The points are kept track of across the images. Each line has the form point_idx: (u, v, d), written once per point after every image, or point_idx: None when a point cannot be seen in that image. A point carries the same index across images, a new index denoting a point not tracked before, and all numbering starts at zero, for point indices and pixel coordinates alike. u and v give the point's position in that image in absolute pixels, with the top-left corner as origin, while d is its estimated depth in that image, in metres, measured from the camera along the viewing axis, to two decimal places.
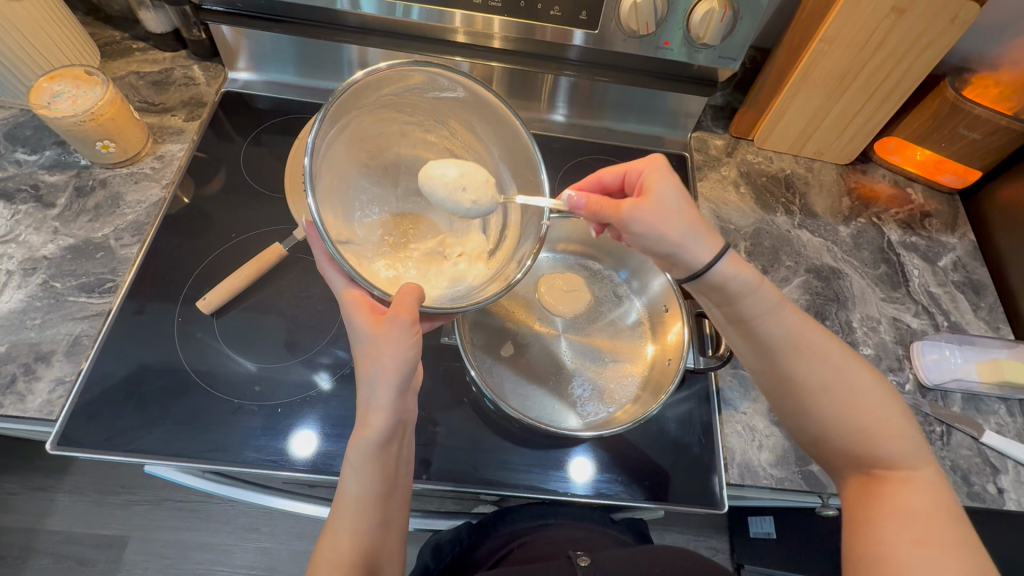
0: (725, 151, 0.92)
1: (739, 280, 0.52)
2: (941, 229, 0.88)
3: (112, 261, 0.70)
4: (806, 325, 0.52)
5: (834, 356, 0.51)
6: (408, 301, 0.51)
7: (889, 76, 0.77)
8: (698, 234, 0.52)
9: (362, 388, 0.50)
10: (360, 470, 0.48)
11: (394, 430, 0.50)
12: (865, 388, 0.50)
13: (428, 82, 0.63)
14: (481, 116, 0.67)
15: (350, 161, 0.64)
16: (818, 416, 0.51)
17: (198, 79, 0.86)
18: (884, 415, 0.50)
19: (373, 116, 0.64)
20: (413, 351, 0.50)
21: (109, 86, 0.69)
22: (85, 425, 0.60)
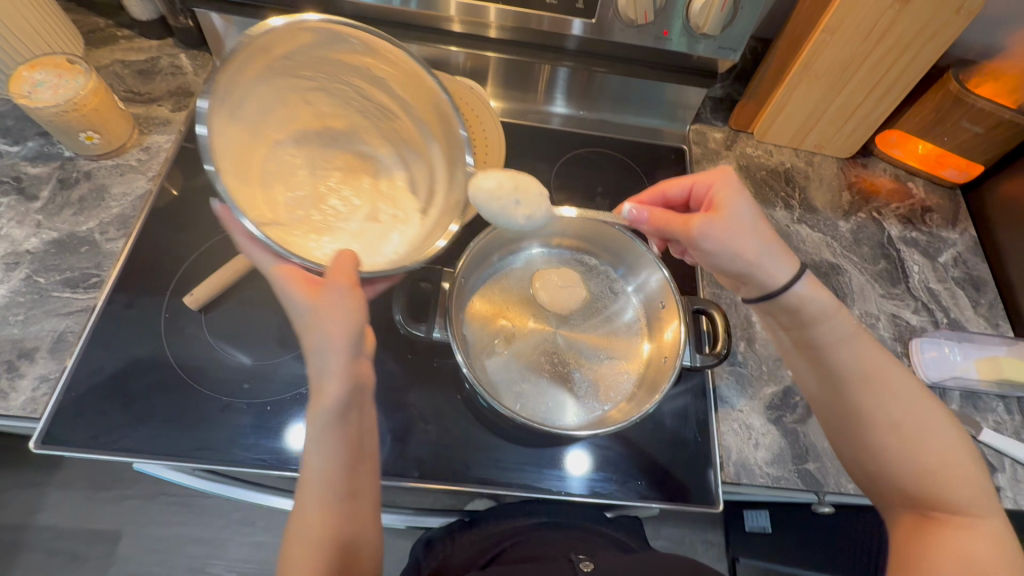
0: (724, 144, 0.91)
1: (818, 308, 0.54)
2: (942, 224, 0.87)
3: (97, 256, 0.68)
4: (884, 362, 0.53)
5: (906, 395, 0.52)
6: (345, 267, 0.50)
7: (893, 67, 0.75)
8: (771, 248, 0.54)
9: (311, 359, 0.49)
10: (323, 442, 0.47)
11: (353, 398, 0.48)
12: (932, 429, 0.51)
13: (324, 34, 0.60)
14: (394, 68, 0.65)
15: (256, 131, 0.61)
16: (883, 452, 0.51)
17: (185, 69, 0.83)
18: (950, 459, 0.50)
19: (268, 83, 0.61)
20: (356, 315, 0.48)
21: (91, 75, 0.67)
22: (70, 423, 0.59)
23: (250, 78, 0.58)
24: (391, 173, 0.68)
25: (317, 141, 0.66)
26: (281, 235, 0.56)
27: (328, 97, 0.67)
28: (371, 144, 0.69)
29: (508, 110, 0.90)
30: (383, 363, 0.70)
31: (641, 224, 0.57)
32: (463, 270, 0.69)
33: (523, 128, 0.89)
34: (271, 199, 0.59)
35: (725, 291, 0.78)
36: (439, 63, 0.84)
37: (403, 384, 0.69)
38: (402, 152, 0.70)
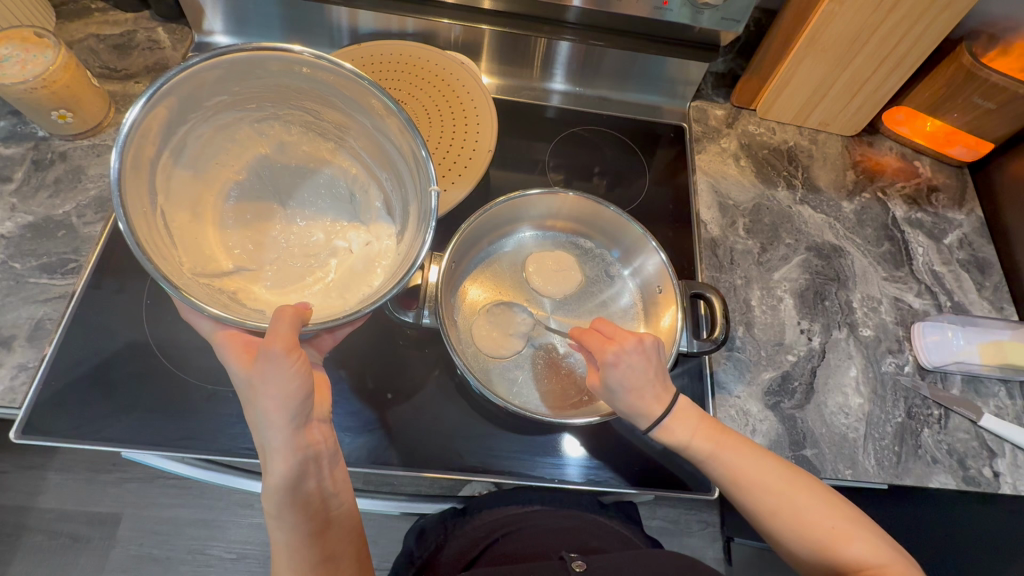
0: (725, 122, 0.88)
1: (678, 433, 0.55)
2: (948, 205, 0.85)
3: (75, 240, 0.66)
4: (742, 457, 0.54)
5: (775, 476, 0.53)
6: (280, 331, 0.45)
7: (903, 39, 0.72)
8: (636, 415, 0.55)
9: (257, 434, 0.47)
10: (280, 516, 0.46)
11: (304, 467, 0.47)
12: (807, 502, 0.51)
13: (241, 71, 0.55)
14: (328, 85, 0.57)
15: (213, 174, 0.62)
16: (786, 541, 0.51)
17: (163, 43, 0.80)
18: (834, 520, 0.50)
19: (211, 126, 0.60)
20: (294, 384, 0.45)
21: (61, 50, 0.64)
22: (50, 412, 0.58)
23: (187, 130, 0.58)
24: (369, 196, 0.66)
25: (292, 168, 0.65)
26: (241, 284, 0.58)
27: (285, 119, 0.64)
28: (343, 164, 0.66)
29: (504, 86, 0.86)
30: (373, 348, 0.68)
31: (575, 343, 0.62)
32: (454, 254, 0.67)
33: (517, 106, 0.86)
34: (242, 244, 0.61)
35: (724, 275, 0.76)
36: (428, 37, 0.80)
37: (394, 370, 0.68)
38: (376, 169, 0.66)
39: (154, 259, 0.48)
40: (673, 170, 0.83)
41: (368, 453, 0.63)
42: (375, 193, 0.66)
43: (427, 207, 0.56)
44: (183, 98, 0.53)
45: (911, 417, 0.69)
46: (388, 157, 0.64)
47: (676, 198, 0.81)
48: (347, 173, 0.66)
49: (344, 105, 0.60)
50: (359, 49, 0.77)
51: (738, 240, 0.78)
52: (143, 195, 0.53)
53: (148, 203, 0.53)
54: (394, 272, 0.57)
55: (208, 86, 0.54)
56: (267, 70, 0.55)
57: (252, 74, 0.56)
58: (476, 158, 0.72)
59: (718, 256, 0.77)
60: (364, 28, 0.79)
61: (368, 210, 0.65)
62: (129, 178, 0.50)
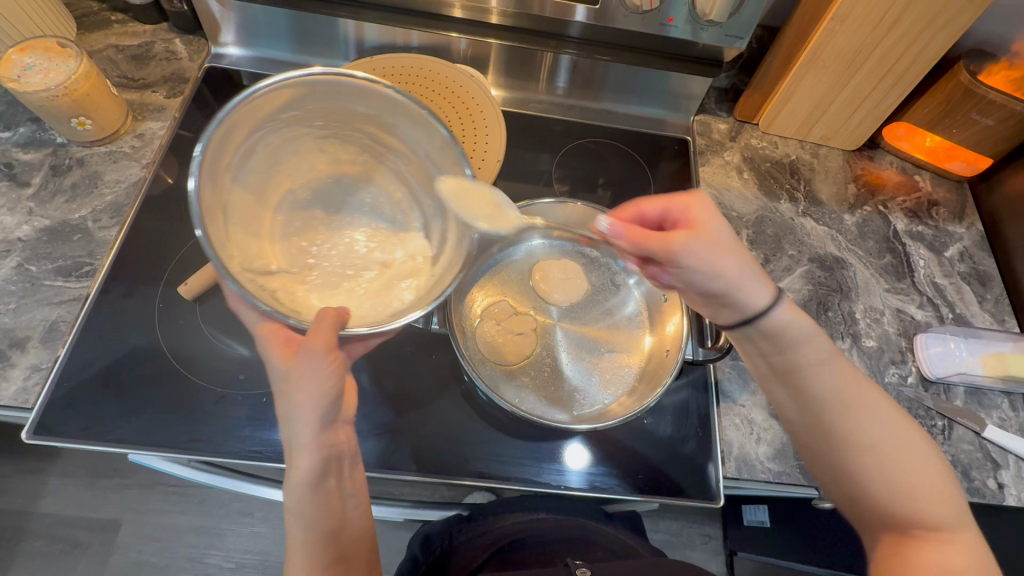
0: (728, 135, 0.89)
1: (792, 334, 0.50)
2: (948, 218, 0.86)
3: (90, 244, 0.67)
4: (857, 378, 0.49)
5: (881, 412, 0.48)
6: (322, 329, 0.47)
7: (902, 57, 0.73)
8: (753, 283, 0.50)
9: (284, 428, 0.48)
10: (300, 513, 0.46)
11: (327, 466, 0.47)
12: (907, 446, 0.47)
13: (324, 91, 0.59)
14: (394, 109, 0.61)
15: (271, 179, 0.63)
16: (862, 476, 0.48)
17: (180, 54, 0.82)
18: (922, 474, 0.47)
19: (279, 137, 0.62)
20: (330, 382, 0.46)
21: (82, 59, 0.66)
22: (63, 413, 0.59)
23: (259, 136, 0.60)
24: (408, 215, 0.66)
25: (340, 184, 0.66)
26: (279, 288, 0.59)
27: (345, 140, 0.66)
28: (389, 181, 0.67)
29: (510, 98, 0.88)
30: (380, 355, 0.69)
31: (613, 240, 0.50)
32: None
33: (524, 118, 0.88)
34: None
35: None
36: (437, 51, 0.82)
37: (401, 375, 0.68)
38: (418, 191, 0.67)
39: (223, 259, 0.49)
40: (676, 182, 0.85)
41: (375, 458, 0.63)
42: (415, 212, 0.67)
43: (470, 232, 0.59)
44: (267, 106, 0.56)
45: None
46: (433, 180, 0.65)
47: None
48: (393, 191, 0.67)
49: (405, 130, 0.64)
50: (372, 62, 0.79)
51: None
52: (216, 185, 0.54)
53: (218, 201, 0.54)
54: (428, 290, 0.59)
55: (290, 97, 0.57)
56: (345, 92, 0.59)
57: (331, 95, 0.59)
58: (484, 168, 0.73)
59: None
60: (370, 40, 0.81)
61: (409, 229, 0.66)
62: (206, 172, 0.51)
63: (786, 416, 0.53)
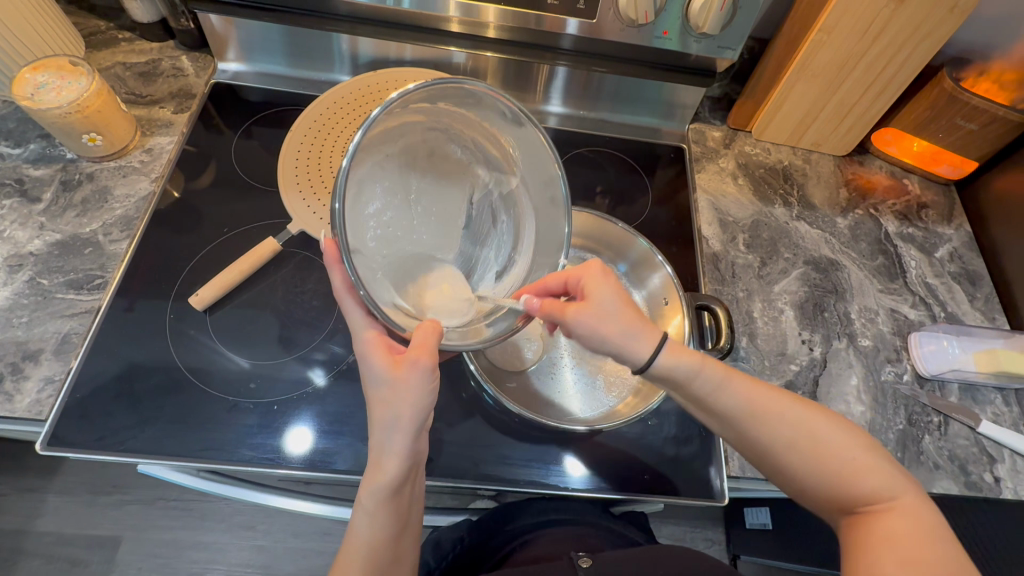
0: (723, 142, 0.92)
1: (677, 365, 0.51)
2: (938, 220, 0.88)
3: (101, 257, 0.68)
4: (751, 386, 0.52)
5: (785, 407, 0.51)
6: (430, 342, 0.48)
7: (888, 66, 0.76)
8: (636, 336, 0.51)
9: (375, 431, 0.49)
10: (374, 515, 0.48)
11: (408, 472, 0.49)
12: (825, 434, 0.50)
13: (467, 96, 0.55)
14: (516, 132, 0.59)
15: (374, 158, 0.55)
16: (797, 472, 0.50)
17: (186, 70, 0.84)
18: (853, 450, 0.49)
19: (397, 121, 0.55)
20: (432, 397, 0.49)
21: (94, 77, 0.68)
22: (77, 424, 0.59)
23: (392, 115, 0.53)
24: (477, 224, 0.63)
25: (418, 168, 0.60)
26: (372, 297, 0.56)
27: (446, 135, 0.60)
28: (465, 180, 0.62)
29: None
30: None
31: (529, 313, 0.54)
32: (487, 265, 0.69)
33: None
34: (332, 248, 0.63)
35: (726, 287, 0.78)
36: (439, 66, 0.84)
37: None
38: (494, 208, 0.63)
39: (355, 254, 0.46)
40: (673, 189, 0.87)
41: None
42: (485, 220, 0.63)
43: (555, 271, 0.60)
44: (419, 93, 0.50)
45: (912, 424, 0.71)
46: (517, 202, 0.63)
47: (678, 216, 0.85)
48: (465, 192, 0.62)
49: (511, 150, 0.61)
50: (375, 76, 0.80)
51: (739, 254, 0.81)
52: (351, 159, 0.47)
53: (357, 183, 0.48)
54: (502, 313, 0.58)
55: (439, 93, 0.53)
56: (480, 101, 0.56)
57: (466, 100, 0.55)
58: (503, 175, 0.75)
59: (720, 270, 0.80)
60: (365, 54, 0.83)
61: (479, 237, 0.63)
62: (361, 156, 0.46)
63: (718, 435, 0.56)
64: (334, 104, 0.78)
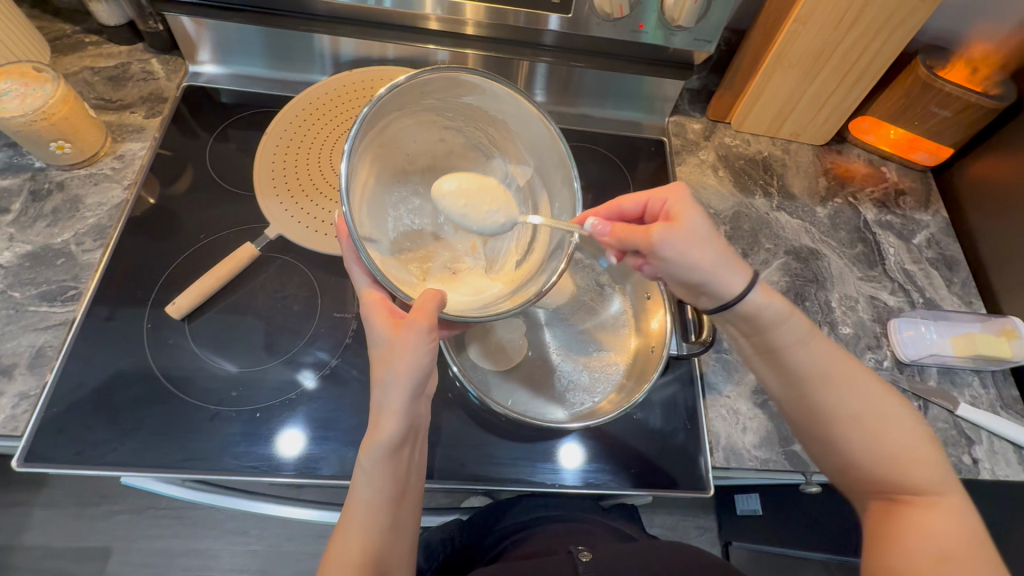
0: (702, 135, 0.92)
1: (761, 312, 0.53)
2: (915, 207, 0.89)
3: (74, 268, 0.67)
4: (836, 355, 0.52)
5: (864, 386, 0.51)
6: (429, 308, 0.50)
7: (862, 55, 0.76)
8: (723, 264, 0.52)
9: (375, 392, 0.49)
10: (373, 474, 0.48)
11: (405, 436, 0.49)
12: (894, 422, 0.50)
13: (471, 91, 0.60)
14: (519, 118, 0.62)
15: (393, 157, 0.64)
16: (853, 446, 0.50)
17: (157, 74, 0.82)
18: (916, 445, 0.50)
19: (413, 120, 0.63)
20: (429, 357, 0.49)
21: (59, 83, 0.66)
22: (54, 439, 0.58)
23: (402, 116, 0.61)
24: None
25: (447, 168, 0.69)
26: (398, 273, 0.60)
27: (464, 132, 0.68)
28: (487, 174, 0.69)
29: None
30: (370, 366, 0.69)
31: (600, 239, 0.53)
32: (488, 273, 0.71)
33: None
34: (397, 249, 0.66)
35: None
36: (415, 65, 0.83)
37: None
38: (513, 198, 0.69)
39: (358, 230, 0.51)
40: (654, 182, 0.87)
41: None
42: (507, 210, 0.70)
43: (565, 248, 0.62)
44: (419, 91, 0.57)
45: None
46: (533, 191, 0.68)
47: None
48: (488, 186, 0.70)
49: (519, 137, 0.65)
50: (348, 76, 0.82)
51: None
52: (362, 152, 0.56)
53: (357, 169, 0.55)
54: (517, 288, 0.62)
55: (440, 87, 0.58)
56: (482, 92, 0.60)
57: (467, 92, 0.60)
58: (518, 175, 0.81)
59: None
60: (346, 55, 0.82)
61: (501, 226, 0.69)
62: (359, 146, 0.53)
63: (772, 396, 0.56)
64: (330, 94, 0.81)
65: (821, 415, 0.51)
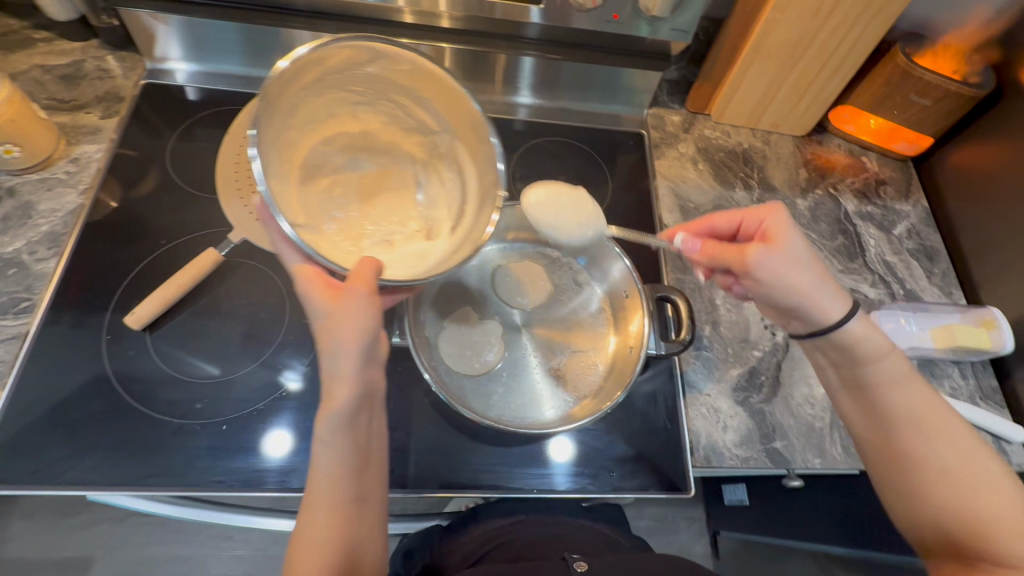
0: (682, 127, 0.90)
1: (862, 347, 0.52)
2: (895, 197, 0.89)
3: (27, 278, 0.64)
4: (933, 404, 0.50)
5: (958, 440, 0.49)
6: (366, 274, 0.48)
7: (841, 43, 0.75)
8: (822, 288, 0.52)
9: (323, 363, 0.48)
10: (330, 447, 0.47)
11: (360, 403, 0.48)
12: (997, 486, 0.47)
13: (373, 54, 0.58)
14: (428, 84, 0.62)
15: (303, 140, 0.61)
16: (932, 496, 0.48)
17: (113, 72, 0.78)
18: (1010, 513, 0.46)
19: (321, 99, 0.62)
20: (373, 323, 0.47)
21: (5, 83, 0.62)
22: (8, 459, 0.56)
23: (303, 93, 0.59)
24: (434, 183, 0.67)
25: (370, 149, 0.67)
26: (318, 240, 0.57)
27: (377, 111, 0.66)
28: (412, 153, 0.68)
29: None
30: None
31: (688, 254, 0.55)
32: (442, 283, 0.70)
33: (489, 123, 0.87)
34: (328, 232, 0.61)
35: (688, 276, 0.78)
36: None
37: None
38: (443, 167, 0.67)
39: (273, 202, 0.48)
40: (633, 177, 0.86)
41: None
42: (439, 181, 0.67)
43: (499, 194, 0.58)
44: (314, 67, 0.56)
45: None
46: (460, 154, 0.66)
47: (639, 204, 0.83)
48: (416, 161, 0.68)
49: (432, 105, 0.65)
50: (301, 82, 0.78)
51: None
52: (267, 125, 0.54)
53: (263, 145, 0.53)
54: (460, 249, 0.59)
55: (339, 60, 0.58)
56: (383, 62, 0.60)
57: (368, 63, 0.60)
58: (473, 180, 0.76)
59: (682, 259, 0.79)
60: None
61: (436, 197, 0.66)
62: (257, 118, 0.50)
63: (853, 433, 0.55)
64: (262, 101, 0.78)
65: (901, 458, 0.50)
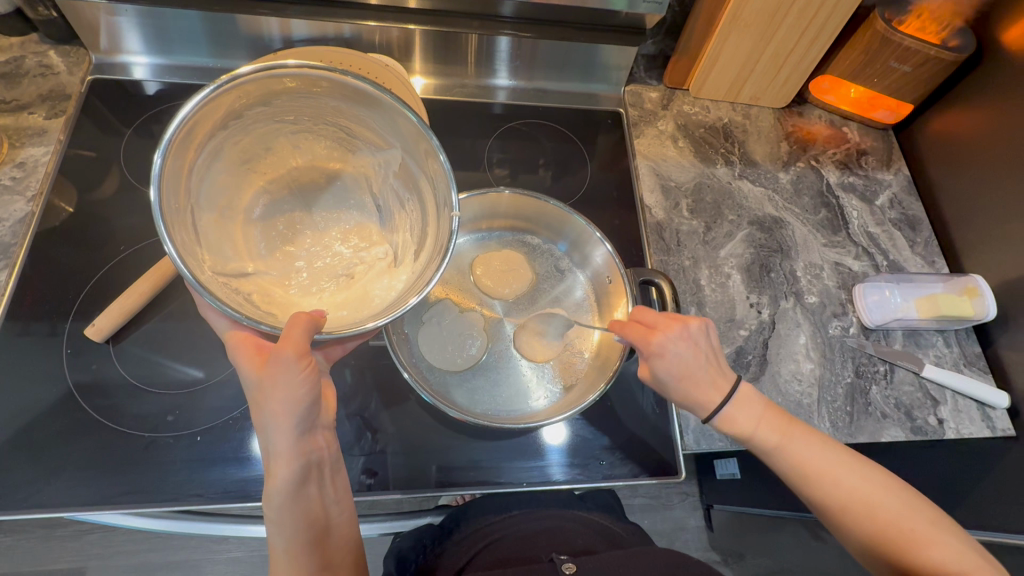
0: (660, 103, 0.88)
1: (740, 422, 0.53)
2: (877, 166, 0.88)
3: None
4: (808, 449, 0.52)
5: (840, 473, 0.51)
6: (294, 336, 0.46)
7: (820, 11, 0.72)
8: (692, 403, 0.54)
9: (260, 438, 0.47)
10: (281, 524, 0.45)
11: (307, 472, 0.47)
12: (883, 499, 0.49)
13: (293, 83, 0.53)
14: (360, 102, 0.57)
15: (240, 182, 0.61)
16: (855, 535, 0.50)
17: (57, 68, 0.73)
18: (913, 522, 0.48)
19: (249, 133, 0.59)
20: (304, 389, 0.46)
21: None
22: None
23: (225, 135, 0.56)
24: (391, 206, 0.66)
25: (319, 177, 0.65)
26: (267, 285, 0.57)
27: (318, 132, 0.63)
28: (364, 173, 0.66)
29: (439, 85, 0.83)
30: None
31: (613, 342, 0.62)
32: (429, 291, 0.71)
33: (465, 107, 0.83)
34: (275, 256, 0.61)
35: (672, 257, 0.76)
36: (340, 43, 0.74)
37: (350, 395, 0.65)
38: (397, 187, 0.65)
39: (189, 264, 0.47)
40: (612, 158, 0.83)
41: None
42: (396, 203, 0.65)
43: (445, 231, 0.54)
44: (225, 110, 0.53)
45: (860, 375, 0.71)
46: (411, 172, 0.62)
47: (620, 184, 0.81)
48: (370, 183, 0.66)
49: (375, 122, 0.59)
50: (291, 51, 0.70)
51: (683, 221, 0.79)
52: (181, 186, 0.51)
53: (186, 206, 0.52)
54: (417, 281, 0.55)
55: (250, 97, 0.53)
56: (306, 87, 0.55)
57: (291, 88, 0.54)
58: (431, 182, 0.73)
59: (665, 240, 0.77)
60: (301, 37, 0.73)
61: (396, 220, 0.65)
62: (168, 177, 0.48)
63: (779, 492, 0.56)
64: None
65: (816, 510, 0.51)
